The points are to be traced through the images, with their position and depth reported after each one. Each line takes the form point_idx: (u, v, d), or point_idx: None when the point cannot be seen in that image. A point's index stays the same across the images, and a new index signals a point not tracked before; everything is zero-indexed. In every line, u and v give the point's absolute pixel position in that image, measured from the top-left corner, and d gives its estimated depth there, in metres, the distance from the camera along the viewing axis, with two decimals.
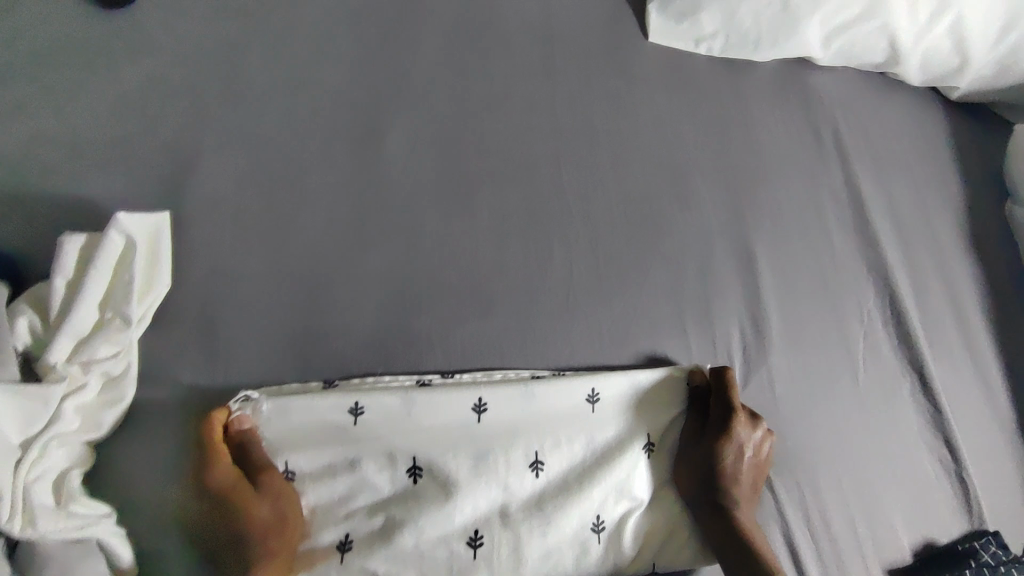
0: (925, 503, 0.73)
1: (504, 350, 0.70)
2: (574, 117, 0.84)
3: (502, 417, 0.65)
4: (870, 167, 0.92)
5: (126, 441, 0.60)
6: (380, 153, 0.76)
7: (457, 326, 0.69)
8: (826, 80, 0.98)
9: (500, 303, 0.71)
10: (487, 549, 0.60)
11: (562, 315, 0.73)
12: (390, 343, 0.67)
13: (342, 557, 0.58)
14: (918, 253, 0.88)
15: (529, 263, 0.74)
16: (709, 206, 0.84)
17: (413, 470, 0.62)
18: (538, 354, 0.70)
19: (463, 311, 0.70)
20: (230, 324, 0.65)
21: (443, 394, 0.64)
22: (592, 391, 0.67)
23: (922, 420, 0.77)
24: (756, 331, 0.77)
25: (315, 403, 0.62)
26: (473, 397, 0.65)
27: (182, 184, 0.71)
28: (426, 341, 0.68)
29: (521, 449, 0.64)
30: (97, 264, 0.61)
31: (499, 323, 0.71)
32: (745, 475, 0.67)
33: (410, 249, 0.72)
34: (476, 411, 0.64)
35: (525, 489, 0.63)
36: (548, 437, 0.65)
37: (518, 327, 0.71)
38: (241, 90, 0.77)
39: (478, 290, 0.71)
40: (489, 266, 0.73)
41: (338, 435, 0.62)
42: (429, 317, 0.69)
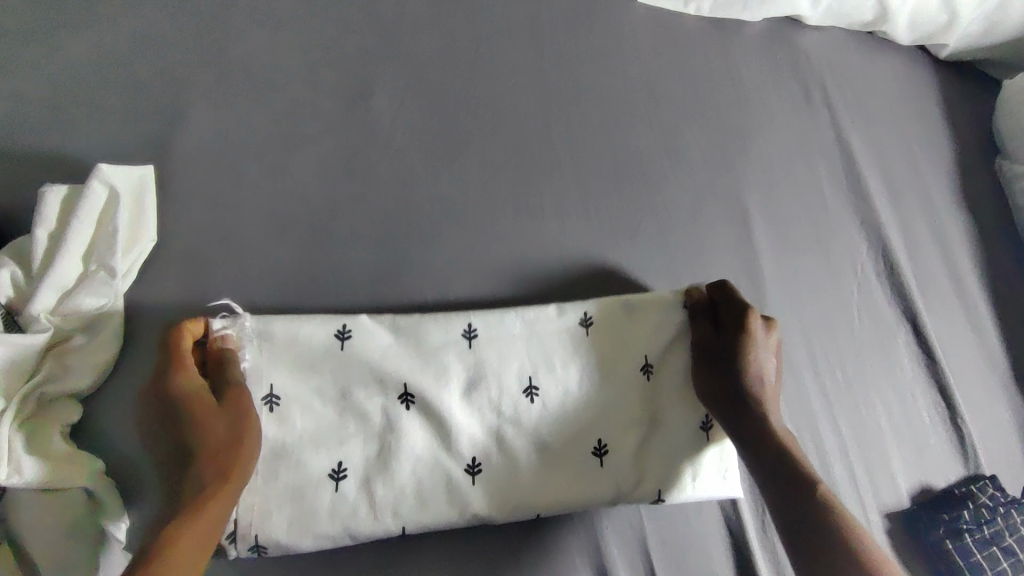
0: (923, 449, 0.73)
1: (498, 302, 0.69)
2: (565, 74, 0.84)
3: (493, 342, 0.64)
4: (861, 123, 0.92)
5: (115, 393, 0.59)
6: (368, 109, 0.75)
7: (449, 280, 0.69)
8: (816, 38, 0.98)
9: (493, 257, 0.71)
10: (487, 476, 0.61)
11: (556, 269, 0.73)
12: (383, 296, 0.67)
13: (337, 485, 0.58)
14: (909, 206, 0.88)
15: (521, 216, 0.74)
16: (701, 161, 0.83)
17: (405, 397, 0.61)
18: (533, 302, 0.70)
19: (457, 265, 0.70)
20: (219, 278, 0.65)
21: (433, 319, 0.63)
22: (585, 315, 0.67)
23: (918, 368, 0.77)
24: (750, 283, 0.77)
25: (303, 327, 0.61)
26: (462, 321, 0.64)
27: (166, 140, 0.70)
28: (421, 293, 0.68)
29: (514, 376, 0.64)
30: (80, 215, 0.61)
31: (492, 276, 0.70)
32: (767, 388, 0.66)
33: (401, 204, 0.71)
34: (466, 338, 0.63)
35: (522, 415, 0.63)
36: (541, 364, 0.64)
37: (513, 281, 0.71)
38: (225, 47, 0.75)
39: (471, 243, 0.71)
40: (481, 219, 0.73)
41: (327, 361, 0.61)
42: (424, 271, 0.69)
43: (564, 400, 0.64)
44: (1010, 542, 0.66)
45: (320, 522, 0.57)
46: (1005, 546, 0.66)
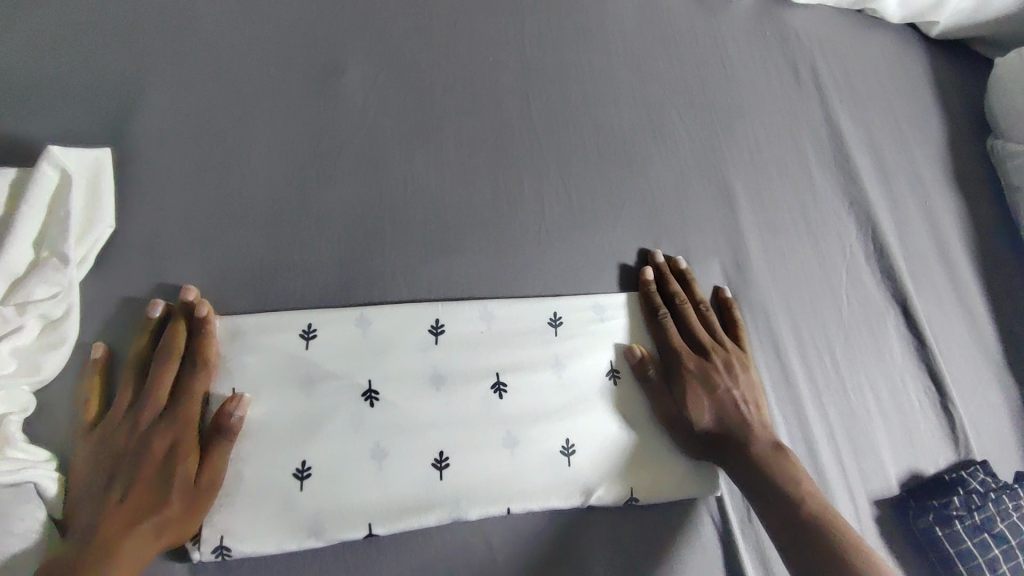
0: (912, 435, 0.71)
1: (474, 286, 0.67)
2: (545, 52, 0.81)
3: (461, 337, 0.64)
4: (850, 101, 0.90)
5: (71, 384, 0.57)
6: (340, 89, 0.72)
7: (422, 264, 0.66)
8: (805, 15, 0.95)
9: (470, 240, 0.68)
10: (456, 472, 0.59)
11: (534, 252, 0.70)
12: (353, 280, 0.64)
13: (300, 484, 0.56)
14: (899, 186, 0.86)
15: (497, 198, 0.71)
16: (686, 141, 0.81)
17: (370, 394, 0.60)
18: (511, 285, 0.68)
19: (430, 251, 0.67)
20: (181, 264, 0.62)
21: (399, 316, 0.63)
22: (555, 313, 0.67)
23: (907, 352, 0.75)
24: (736, 266, 0.75)
25: (269, 323, 0.60)
26: (432, 319, 0.63)
27: (126, 122, 0.67)
28: (393, 277, 0.65)
29: (482, 373, 0.63)
30: (30, 199, 0.58)
31: (468, 259, 0.68)
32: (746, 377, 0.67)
33: (373, 185, 0.68)
34: (434, 333, 0.63)
35: (490, 410, 0.62)
36: (510, 361, 0.64)
37: (490, 263, 0.68)
38: (189, 25, 0.72)
39: (445, 225, 0.68)
40: (456, 200, 0.70)
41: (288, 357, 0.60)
42: (396, 254, 0.66)
43: (536, 393, 0.63)
44: (1002, 527, 0.63)
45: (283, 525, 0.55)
46: (997, 532, 0.63)
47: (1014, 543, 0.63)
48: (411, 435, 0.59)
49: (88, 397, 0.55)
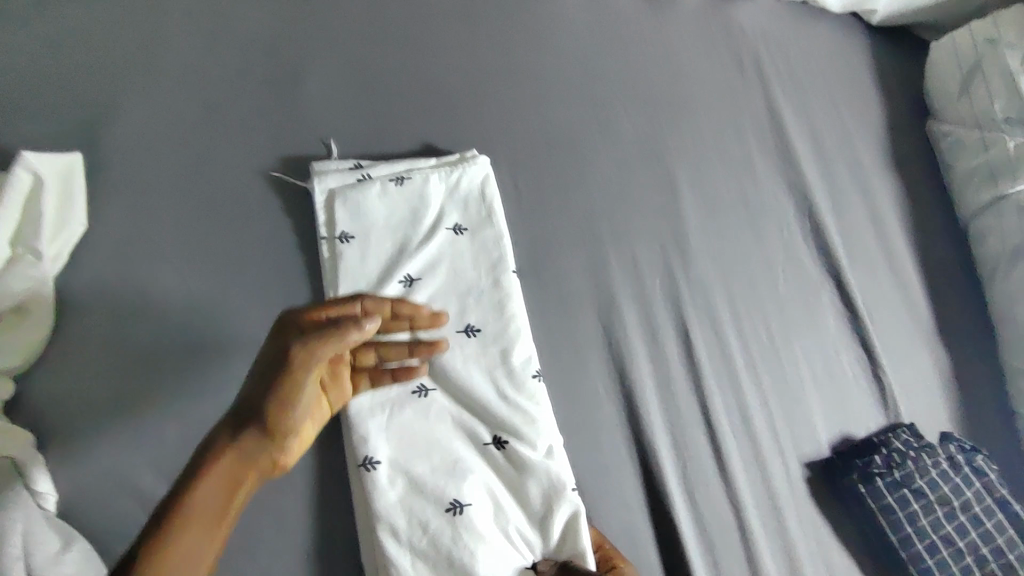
0: (845, 400, 0.75)
1: (443, 256, 0.70)
2: (495, 52, 0.86)
3: (431, 292, 0.69)
4: (791, 90, 0.94)
5: (48, 371, 0.62)
6: (298, 94, 0.78)
7: (393, 233, 0.71)
8: (749, 8, 0.99)
9: (438, 217, 0.72)
10: (426, 407, 0.63)
11: (496, 223, 0.73)
12: (329, 244, 0.69)
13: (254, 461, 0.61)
14: (838, 170, 0.90)
15: (458, 173, 0.74)
16: (630, 132, 0.85)
17: None
18: (480, 251, 0.71)
19: (404, 224, 0.71)
20: (149, 259, 0.67)
21: (379, 269, 0.69)
22: (471, 323, 0.68)
23: (841, 325, 0.79)
24: (677, 248, 0.79)
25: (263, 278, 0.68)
26: (412, 268, 0.69)
27: (98, 129, 0.72)
28: (368, 239, 0.70)
29: (454, 324, 0.67)
30: (4, 201, 0.63)
31: (438, 229, 0.71)
32: None
33: (337, 168, 0.72)
34: (406, 283, 0.68)
35: (459, 350, 0.66)
36: (461, 334, 0.67)
37: (456, 232, 0.72)
38: (156, 36, 0.77)
39: (418, 200, 0.72)
40: (426, 174, 0.73)
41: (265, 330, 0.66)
42: (372, 222, 0.70)
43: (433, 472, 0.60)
44: (921, 483, 0.69)
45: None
46: (916, 487, 0.69)
47: (931, 496, 0.68)
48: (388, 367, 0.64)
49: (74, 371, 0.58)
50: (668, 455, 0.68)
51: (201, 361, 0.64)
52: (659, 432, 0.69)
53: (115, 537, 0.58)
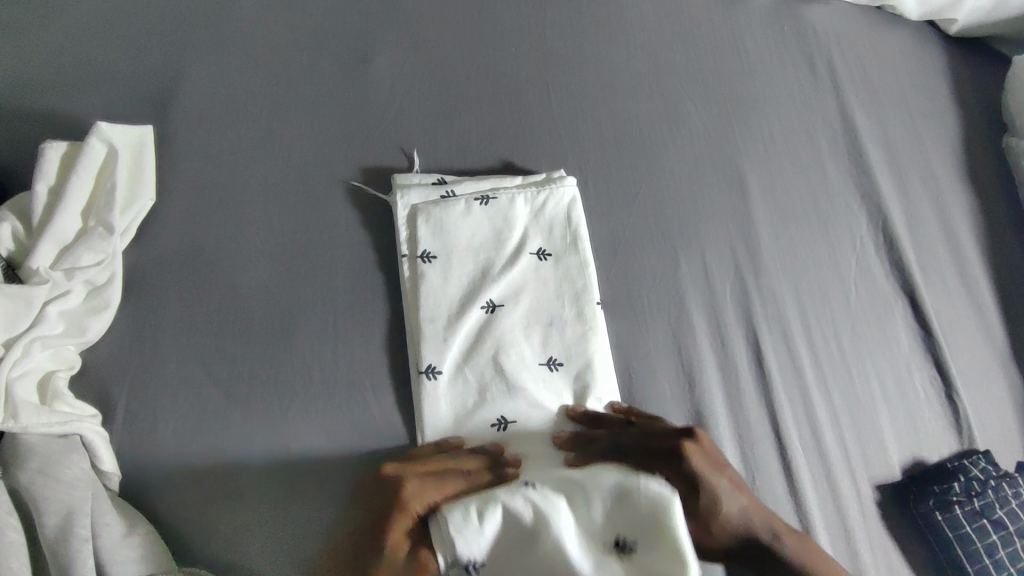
0: (917, 422, 0.73)
1: (524, 280, 0.68)
2: (565, 43, 0.83)
3: (513, 319, 0.66)
4: (866, 97, 0.91)
5: (112, 346, 0.60)
6: (367, 76, 0.76)
7: (476, 256, 0.68)
8: (822, 12, 0.97)
9: (521, 240, 0.69)
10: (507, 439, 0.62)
11: (583, 252, 0.70)
12: (409, 262, 0.67)
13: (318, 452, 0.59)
14: (912, 182, 0.87)
15: (545, 195, 0.71)
16: (701, 132, 0.83)
17: (429, 368, 0.62)
18: (564, 279, 0.68)
19: (487, 245, 0.68)
20: (215, 237, 0.66)
21: (460, 293, 0.66)
22: (553, 356, 0.66)
23: (915, 343, 0.77)
24: (748, 254, 0.77)
25: (332, 284, 0.66)
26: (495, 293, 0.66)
27: (167, 104, 0.71)
28: (451, 258, 0.67)
29: (535, 357, 0.65)
30: (79, 171, 0.63)
31: (522, 254, 0.69)
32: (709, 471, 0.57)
33: (418, 182, 0.70)
34: (488, 309, 0.66)
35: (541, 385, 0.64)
36: (541, 366, 0.65)
37: (540, 257, 0.69)
38: (227, 14, 0.76)
39: (502, 221, 0.69)
40: (513, 194, 0.70)
41: (328, 316, 0.64)
42: (454, 242, 0.68)
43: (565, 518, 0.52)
44: (1000, 514, 0.66)
45: (296, 469, 0.59)
46: (995, 518, 0.66)
47: (1011, 529, 0.66)
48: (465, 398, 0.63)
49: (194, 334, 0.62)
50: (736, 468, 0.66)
51: (265, 343, 0.62)
52: (728, 444, 0.67)
53: (176, 520, 0.56)
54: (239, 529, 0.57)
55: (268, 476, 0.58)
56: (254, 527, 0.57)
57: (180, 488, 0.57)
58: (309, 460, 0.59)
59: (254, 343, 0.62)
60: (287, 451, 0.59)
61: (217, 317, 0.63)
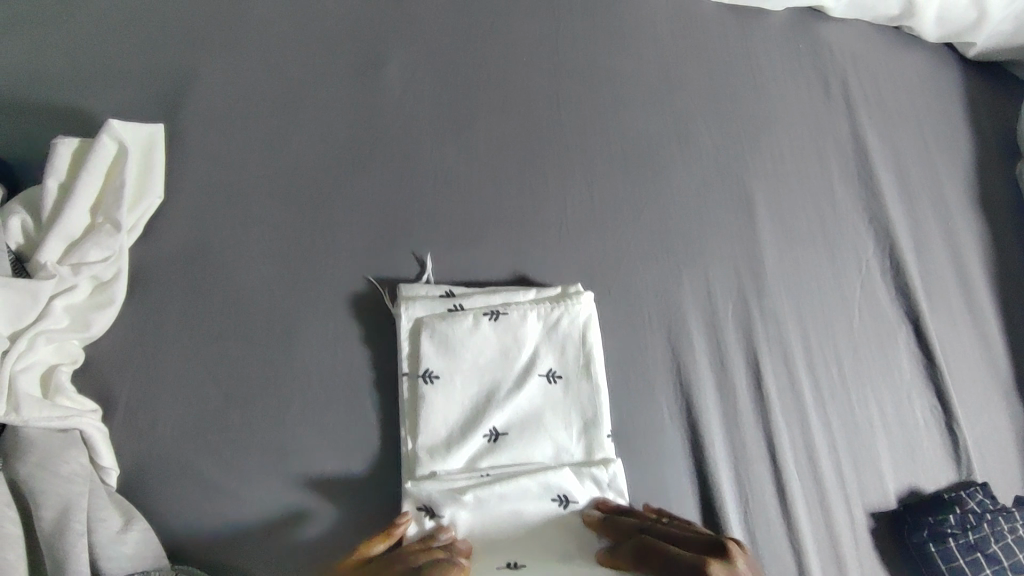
0: (915, 452, 0.72)
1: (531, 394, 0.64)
2: (578, 54, 0.83)
3: (517, 449, 0.62)
4: (879, 118, 0.90)
5: (116, 342, 0.61)
6: (379, 82, 0.76)
7: (481, 377, 0.64)
8: (839, 30, 0.96)
9: (531, 361, 0.65)
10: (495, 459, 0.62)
11: (596, 376, 0.66)
12: (408, 381, 0.63)
13: (310, 457, 0.60)
14: (922, 206, 0.86)
15: (559, 311, 0.67)
16: (710, 148, 0.82)
17: (427, 373, 0.63)
18: (574, 405, 0.64)
19: (495, 365, 0.65)
20: (220, 237, 0.67)
21: (462, 415, 0.63)
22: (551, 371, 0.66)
23: (916, 370, 0.76)
24: (753, 273, 0.76)
25: (335, 290, 0.66)
26: (500, 402, 0.63)
27: (180, 102, 0.72)
28: (457, 358, 0.64)
29: (532, 379, 0.65)
30: (91, 167, 0.63)
31: (532, 374, 0.65)
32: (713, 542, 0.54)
33: (425, 293, 0.66)
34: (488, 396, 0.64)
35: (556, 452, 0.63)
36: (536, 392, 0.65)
37: (550, 379, 0.65)
38: (243, 14, 0.77)
39: (511, 341, 0.65)
40: (525, 310, 0.66)
41: (330, 321, 0.65)
42: (458, 361, 0.64)
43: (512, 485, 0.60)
44: (994, 548, 0.67)
45: (292, 471, 0.60)
46: (989, 552, 0.67)
47: (1004, 563, 0.67)
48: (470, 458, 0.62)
49: (191, 333, 0.62)
50: (729, 489, 0.67)
51: (266, 345, 0.63)
52: (721, 465, 0.67)
53: (170, 517, 0.57)
54: (230, 529, 0.58)
55: (261, 477, 0.59)
56: (247, 530, 0.57)
57: (177, 485, 0.58)
58: (302, 464, 0.60)
59: (254, 346, 0.63)
60: (282, 455, 0.60)
61: (219, 316, 0.63)
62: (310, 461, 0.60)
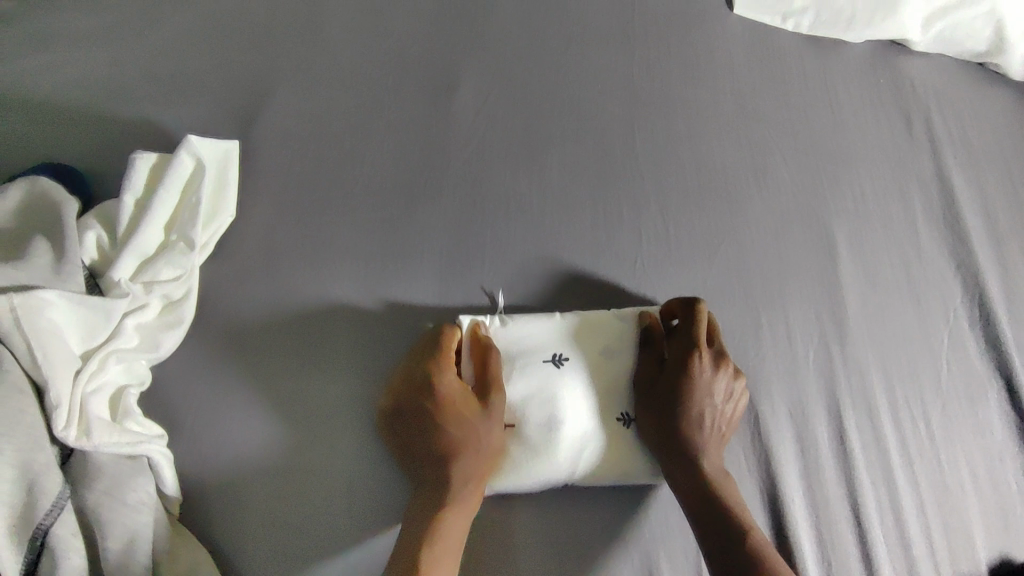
0: (1009, 517, 0.67)
1: (598, 381, 0.63)
2: (653, 82, 0.81)
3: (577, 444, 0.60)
4: (964, 157, 0.86)
5: (184, 364, 0.60)
6: (452, 104, 0.74)
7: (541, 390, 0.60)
8: (921, 65, 0.92)
9: (583, 365, 0.63)
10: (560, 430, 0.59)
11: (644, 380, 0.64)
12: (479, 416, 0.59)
13: (376, 492, 0.57)
14: (1013, 251, 0.81)
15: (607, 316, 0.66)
16: (789, 183, 0.79)
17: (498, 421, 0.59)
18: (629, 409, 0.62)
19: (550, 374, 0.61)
20: (290, 257, 0.65)
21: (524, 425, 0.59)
22: (601, 373, 0.63)
23: (1008, 429, 0.71)
24: (833, 316, 0.73)
25: (405, 318, 0.64)
26: (568, 380, 0.61)
27: (253, 119, 0.71)
28: (523, 346, 0.62)
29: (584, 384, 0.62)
30: (167, 184, 0.62)
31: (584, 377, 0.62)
32: (710, 423, 0.62)
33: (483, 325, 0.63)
34: (555, 362, 0.62)
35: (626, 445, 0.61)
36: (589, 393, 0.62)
37: (601, 384, 0.63)
38: (318, 33, 0.76)
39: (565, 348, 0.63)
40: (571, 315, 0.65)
41: (396, 346, 0.62)
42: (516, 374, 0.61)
43: (573, 444, 0.59)
44: None
45: (358, 503, 0.57)
46: None
47: None
48: (547, 443, 0.59)
49: (259, 359, 0.61)
50: (811, 548, 0.63)
51: (334, 372, 0.61)
52: (801, 521, 0.63)
53: (232, 550, 0.55)
54: (293, 565, 0.55)
55: (325, 510, 0.56)
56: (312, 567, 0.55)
57: (241, 515, 0.56)
58: (368, 501, 0.57)
59: (320, 373, 0.61)
60: (348, 488, 0.57)
61: (286, 341, 0.62)
62: (376, 496, 0.57)
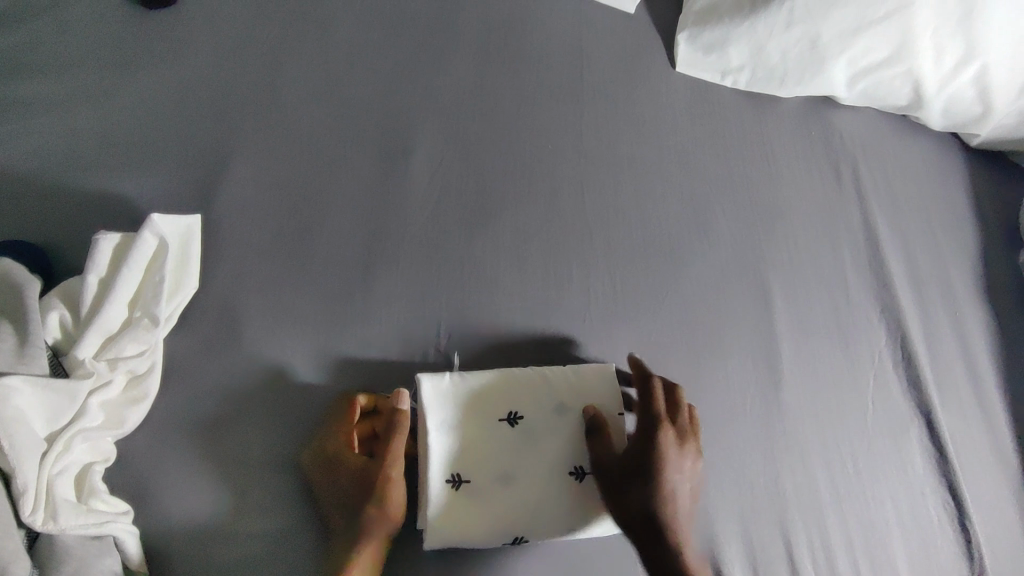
0: (929, 548, 0.73)
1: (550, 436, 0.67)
2: (600, 142, 0.86)
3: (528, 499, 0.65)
4: (888, 207, 0.93)
5: (149, 438, 0.62)
6: (408, 170, 0.78)
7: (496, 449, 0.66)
8: (849, 118, 0.99)
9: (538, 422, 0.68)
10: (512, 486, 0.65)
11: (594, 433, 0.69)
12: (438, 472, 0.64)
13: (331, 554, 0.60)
14: (931, 296, 0.88)
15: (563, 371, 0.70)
16: (727, 237, 0.85)
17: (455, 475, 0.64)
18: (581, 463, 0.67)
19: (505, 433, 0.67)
20: (252, 326, 0.68)
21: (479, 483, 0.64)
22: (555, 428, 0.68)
23: (929, 465, 0.77)
24: (769, 364, 0.78)
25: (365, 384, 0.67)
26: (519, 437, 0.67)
27: (215, 188, 0.73)
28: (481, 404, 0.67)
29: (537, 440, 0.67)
30: (131, 262, 0.64)
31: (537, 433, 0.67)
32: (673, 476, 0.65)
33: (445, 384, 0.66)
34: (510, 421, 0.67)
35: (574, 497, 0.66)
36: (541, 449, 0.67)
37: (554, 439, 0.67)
38: (277, 101, 0.79)
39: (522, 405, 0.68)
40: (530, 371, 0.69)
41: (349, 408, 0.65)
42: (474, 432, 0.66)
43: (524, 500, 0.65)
44: None
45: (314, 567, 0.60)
46: None
47: None
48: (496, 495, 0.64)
49: (223, 430, 0.63)
50: None
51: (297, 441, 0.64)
52: (740, 562, 0.68)
53: None
54: None
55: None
56: None
57: None
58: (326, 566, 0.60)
59: (283, 441, 0.63)
60: (311, 555, 0.60)
61: (250, 411, 0.64)
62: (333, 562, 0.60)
